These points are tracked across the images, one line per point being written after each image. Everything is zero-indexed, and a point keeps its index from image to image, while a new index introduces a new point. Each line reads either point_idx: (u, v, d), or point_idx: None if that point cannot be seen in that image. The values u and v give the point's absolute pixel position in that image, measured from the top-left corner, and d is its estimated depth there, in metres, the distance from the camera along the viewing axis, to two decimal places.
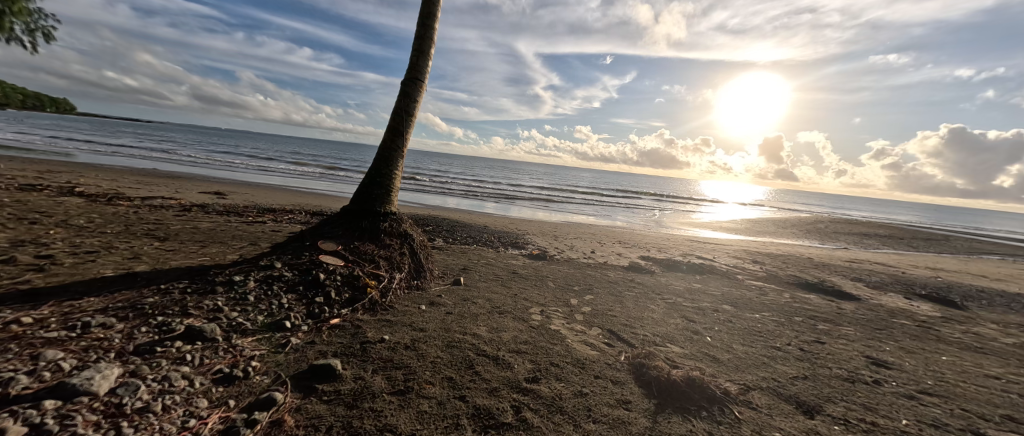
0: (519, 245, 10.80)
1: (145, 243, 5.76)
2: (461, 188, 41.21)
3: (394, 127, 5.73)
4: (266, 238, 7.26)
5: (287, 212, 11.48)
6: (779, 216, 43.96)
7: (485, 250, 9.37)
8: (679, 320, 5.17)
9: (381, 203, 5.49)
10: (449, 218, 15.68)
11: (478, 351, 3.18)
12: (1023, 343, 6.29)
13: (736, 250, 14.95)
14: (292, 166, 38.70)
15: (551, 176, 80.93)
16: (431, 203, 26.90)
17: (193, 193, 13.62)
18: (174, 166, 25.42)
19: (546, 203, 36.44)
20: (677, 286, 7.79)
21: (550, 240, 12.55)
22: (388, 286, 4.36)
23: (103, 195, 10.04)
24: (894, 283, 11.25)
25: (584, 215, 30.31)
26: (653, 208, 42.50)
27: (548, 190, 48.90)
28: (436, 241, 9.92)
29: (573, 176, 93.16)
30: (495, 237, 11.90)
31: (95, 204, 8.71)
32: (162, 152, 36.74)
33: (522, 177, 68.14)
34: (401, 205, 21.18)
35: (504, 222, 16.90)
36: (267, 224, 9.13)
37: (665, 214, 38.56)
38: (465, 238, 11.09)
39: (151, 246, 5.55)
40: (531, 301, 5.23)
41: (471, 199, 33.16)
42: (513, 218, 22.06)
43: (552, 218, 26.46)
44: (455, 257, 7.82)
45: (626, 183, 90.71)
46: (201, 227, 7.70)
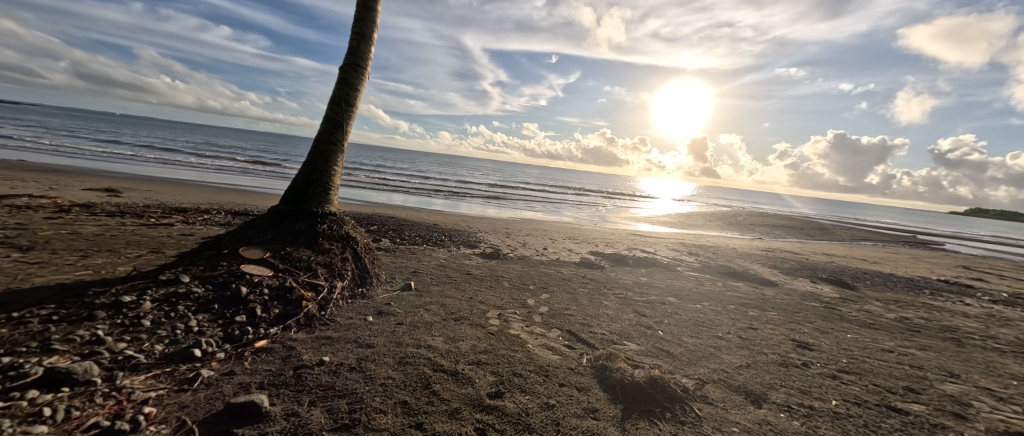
0: (471, 244, 10.51)
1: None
2: (407, 184, 39.53)
3: (333, 118, 5.12)
4: (174, 244, 6.19)
5: (202, 212, 9.99)
6: (706, 210, 48.47)
7: (436, 250, 8.95)
8: (632, 315, 5.31)
9: (318, 203, 4.90)
10: (396, 216, 14.86)
11: (434, 366, 2.89)
12: (900, 317, 7.47)
13: (673, 243, 16.09)
14: (208, 159, 34.16)
15: (500, 173, 81.03)
16: (375, 200, 25.41)
17: (73, 191, 11.29)
18: (49, 157, 21.03)
19: (496, 199, 36.38)
20: (626, 280, 8.09)
21: (502, 237, 12.41)
22: (328, 297, 3.86)
23: None
24: (802, 268, 12.85)
25: (534, 211, 30.73)
26: (598, 204, 44.47)
27: (498, 187, 48.87)
28: (381, 242, 9.25)
29: (521, 172, 94.31)
30: (445, 236, 11.47)
31: None
32: (31, 139, 30.25)
33: (471, 173, 67.37)
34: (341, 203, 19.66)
35: (454, 220, 16.41)
36: (175, 227, 7.82)
37: (608, 209, 40.54)
38: (413, 238, 10.53)
39: (6, 259, 4.39)
40: (488, 304, 5.01)
41: (419, 196, 31.96)
42: (463, 215, 21.58)
43: (503, 214, 26.42)
44: (403, 260, 7.33)
45: (571, 180, 94.03)
46: (84, 232, 6.34)
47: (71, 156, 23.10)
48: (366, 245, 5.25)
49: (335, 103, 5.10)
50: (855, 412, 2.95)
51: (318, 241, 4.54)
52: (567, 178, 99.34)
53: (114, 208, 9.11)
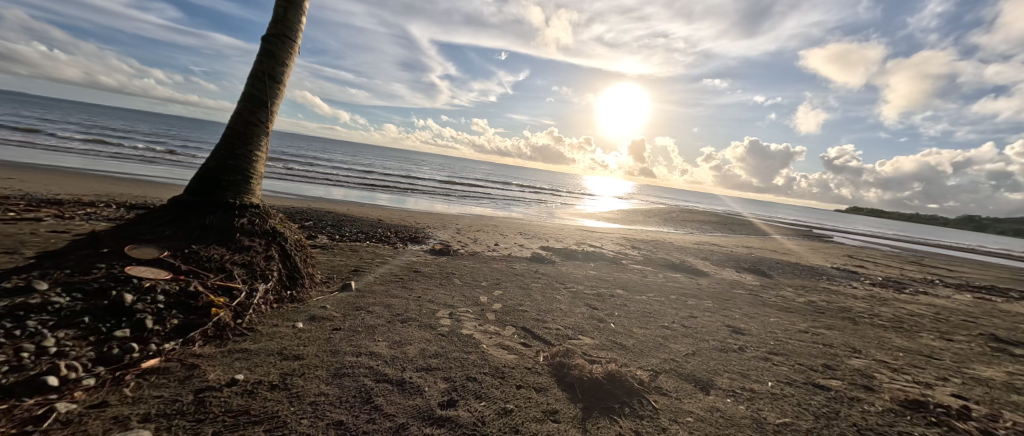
0: (420, 240, 10.00)
1: None
2: (348, 178, 36.96)
3: (254, 95, 4.41)
4: (39, 243, 4.97)
5: (85, 205, 8.28)
6: (645, 207, 51.89)
7: (380, 247, 8.33)
8: (584, 309, 5.33)
9: (234, 193, 4.20)
10: (334, 211, 13.70)
11: (377, 376, 2.55)
12: (809, 301, 8.48)
13: (618, 238, 16.86)
14: (98, 144, 28.90)
15: (449, 168, 79.40)
16: (311, 194, 23.35)
17: None
18: None
19: (445, 195, 35.47)
20: (576, 274, 8.20)
21: (452, 233, 12.02)
22: (246, 302, 3.28)
23: None
24: (728, 259, 14.17)
25: (484, 207, 30.47)
26: (546, 200, 45.45)
27: (447, 182, 47.77)
28: (318, 239, 8.41)
29: (471, 168, 93.34)
30: (391, 231, 10.79)
31: None
32: None
33: (418, 168, 65.07)
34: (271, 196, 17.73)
35: (400, 215, 15.59)
36: (44, 222, 6.37)
37: (557, 205, 41.61)
38: (355, 234, 9.74)
39: None
40: (438, 303, 4.69)
41: (361, 190, 30.04)
42: (410, 210, 20.65)
43: (452, 210, 25.80)
44: (342, 257, 6.68)
45: (520, 177, 95.21)
46: None
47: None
48: (296, 242, 4.63)
49: (257, 78, 4.40)
50: (789, 391, 3.16)
51: (234, 237, 3.87)
52: (516, 174, 100.31)
53: None
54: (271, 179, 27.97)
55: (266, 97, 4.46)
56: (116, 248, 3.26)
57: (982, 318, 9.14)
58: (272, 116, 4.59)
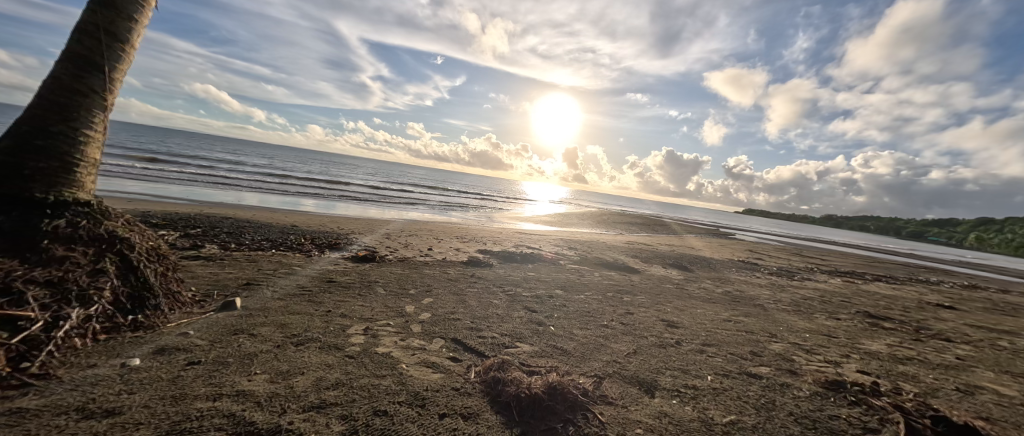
0: (340, 247, 8.85)
1: None
2: (261, 181, 32.73)
3: (79, 53, 3.24)
4: None
5: None
6: (579, 211, 54.29)
7: (288, 256, 7.14)
8: (522, 312, 4.96)
9: (44, 186, 3.03)
10: (236, 216, 11.73)
11: (238, 429, 1.83)
12: (726, 291, 9.19)
13: (555, 240, 17.06)
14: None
15: (383, 172, 75.21)
16: (211, 199, 20.04)
17: None
18: None
19: (376, 200, 33.22)
20: (515, 277, 7.85)
21: (380, 238, 10.96)
22: (44, 337, 2.27)
23: None
24: (655, 256, 15.08)
25: (419, 212, 29.08)
26: (485, 205, 45.11)
27: (380, 187, 45.01)
28: (205, 249, 6.91)
29: (405, 173, 89.61)
30: (306, 238, 9.45)
31: None
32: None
33: (346, 172, 60.47)
34: (152, 201, 14.72)
35: (321, 221, 13.94)
36: None
37: (495, 210, 41.52)
38: (258, 242, 8.29)
39: None
40: (351, 317, 3.93)
41: (277, 195, 26.71)
42: (335, 216, 18.72)
43: (384, 215, 24.15)
44: (233, 269, 5.47)
45: (458, 182, 93.88)
46: None
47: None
48: (152, 251, 3.53)
49: (84, 31, 3.24)
50: (727, 384, 3.08)
51: (38, 246, 2.74)
52: (454, 179, 98.67)
53: None
54: (156, 181, 23.47)
55: (102, 58, 3.33)
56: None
57: (853, 298, 10.77)
58: (112, 86, 3.45)
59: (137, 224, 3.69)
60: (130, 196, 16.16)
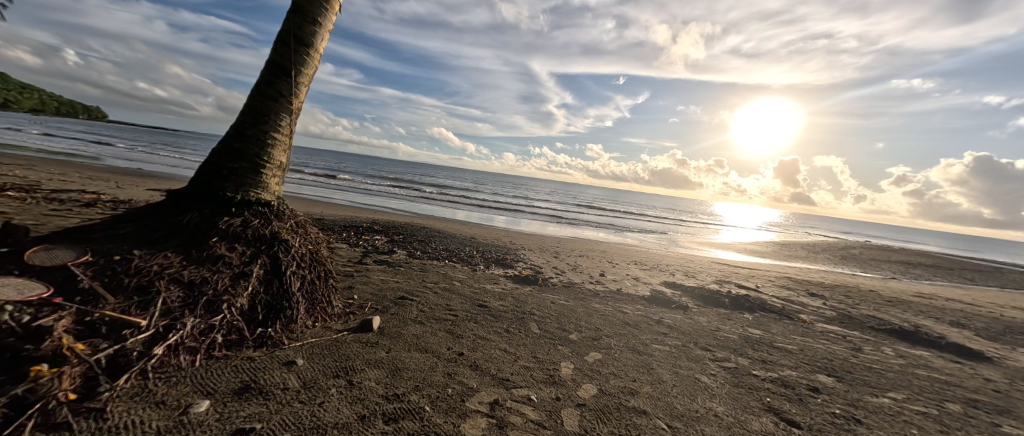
0: (506, 263, 8.35)
1: None
2: (463, 200, 39.11)
3: (275, 61, 3.43)
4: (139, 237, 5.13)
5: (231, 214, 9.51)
6: (806, 241, 40.48)
7: (455, 268, 7.02)
8: (767, 423, 2.67)
9: (235, 186, 3.20)
10: (433, 227, 13.44)
11: None
12: None
13: (779, 278, 12.20)
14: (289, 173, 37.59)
15: (562, 192, 78.55)
16: (427, 213, 24.81)
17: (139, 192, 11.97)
18: (159, 167, 24.29)
19: (552, 218, 34.05)
20: (726, 333, 5.21)
21: (548, 256, 10.11)
22: (143, 352, 1.93)
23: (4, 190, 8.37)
24: (1008, 331, 8.37)
25: (594, 232, 27.77)
26: (668, 228, 39.60)
27: (557, 206, 46.51)
28: (395, 254, 7.62)
29: (582, 193, 91.05)
30: (478, 251, 9.52)
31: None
32: (158, 153, 36.06)
33: (529, 192, 66.12)
34: (388, 213, 19.09)
35: (499, 234, 14.48)
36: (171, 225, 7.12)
37: (681, 235, 35.64)
38: (438, 251, 8.79)
39: None
40: (484, 372, 2.76)
41: (472, 211, 30.95)
42: (513, 231, 19.63)
43: (558, 233, 24.04)
44: (401, 278, 5.46)
45: (637, 202, 88.05)
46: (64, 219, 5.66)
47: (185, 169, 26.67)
48: (310, 255, 3.37)
49: (280, 40, 3.42)
50: None
51: (206, 243, 2.73)
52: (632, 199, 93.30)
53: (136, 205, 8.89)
54: (398, 198, 31.18)
55: (290, 64, 3.44)
56: (23, 248, 2.24)
57: None
58: (298, 90, 3.56)
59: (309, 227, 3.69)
60: (379, 209, 21.61)
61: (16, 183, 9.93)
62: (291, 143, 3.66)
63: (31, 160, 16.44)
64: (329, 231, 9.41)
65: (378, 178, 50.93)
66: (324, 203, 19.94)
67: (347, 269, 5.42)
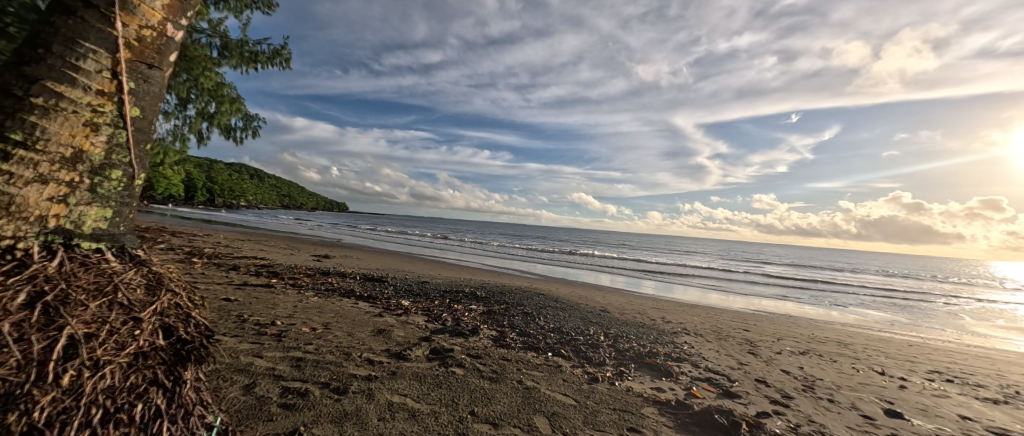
0: (656, 366, 4.66)
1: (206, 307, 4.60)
2: (600, 263, 35.20)
3: None
4: None
5: (342, 278, 9.22)
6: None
7: (555, 377, 3.90)
8: None
9: None
10: (553, 293, 10.65)
11: None
12: None
13: None
14: (440, 243, 42.01)
15: (726, 253, 64.52)
16: (558, 276, 22.30)
17: (300, 258, 13.60)
18: (347, 240, 30.16)
19: (718, 284, 26.41)
20: None
21: (737, 352, 5.74)
22: None
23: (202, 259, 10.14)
24: None
25: (790, 306, 19.46)
26: (927, 303, 25.47)
27: (722, 270, 36.97)
28: (473, 338, 5.08)
29: (754, 252, 73.26)
30: (605, 334, 6.11)
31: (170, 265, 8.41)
32: (356, 231, 46.41)
33: (681, 254, 56.42)
34: (513, 276, 17.41)
35: (644, 306, 10.40)
36: (259, 291, 6.53)
37: (962, 313, 21.97)
38: (542, 333, 5.87)
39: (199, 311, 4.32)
40: None
41: (611, 275, 26.75)
42: (664, 300, 14.89)
43: (731, 305, 17.53)
44: (426, 406, 2.75)
45: (846, 263, 64.47)
46: None
47: (367, 241, 32.37)
48: None
49: None
50: None
51: None
52: (837, 260, 69.13)
53: (269, 270, 9.27)
54: (530, 262, 29.94)
55: None
56: None
57: None
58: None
59: (101, 308, 1.42)
60: (506, 272, 20.39)
61: (222, 253, 12.29)
62: (118, 113, 1.60)
63: (267, 238, 22.04)
64: (420, 298, 7.69)
65: (515, 243, 52.44)
66: (455, 266, 19.98)
67: (351, 377, 3.08)
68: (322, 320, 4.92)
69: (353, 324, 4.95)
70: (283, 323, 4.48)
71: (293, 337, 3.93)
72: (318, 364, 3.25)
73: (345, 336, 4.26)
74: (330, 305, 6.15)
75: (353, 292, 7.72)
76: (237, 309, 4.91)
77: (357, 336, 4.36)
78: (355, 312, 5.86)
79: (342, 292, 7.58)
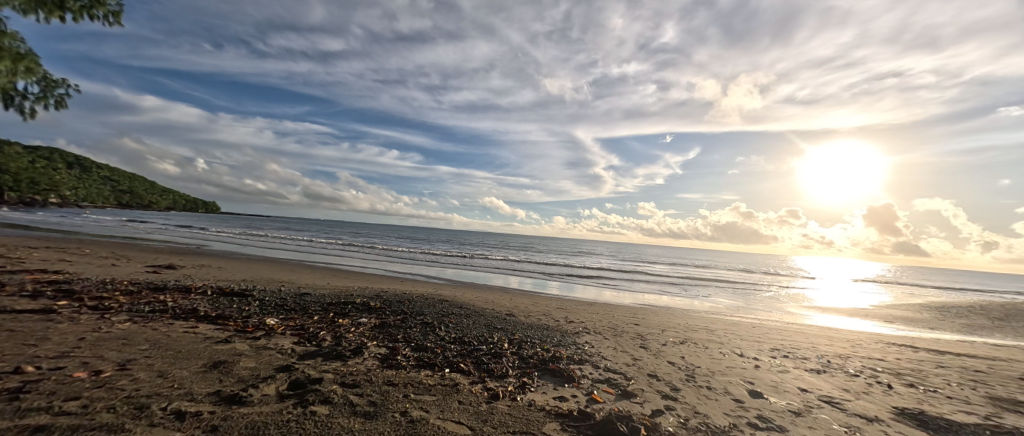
0: (558, 372, 4.47)
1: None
2: (510, 266, 35.82)
3: None
4: None
5: (186, 295, 7.16)
6: (965, 302, 30.09)
7: (449, 400, 3.35)
8: None
9: None
10: (459, 299, 10.08)
11: None
12: None
13: None
14: (338, 248, 37.71)
15: (618, 254, 72.36)
16: (467, 281, 21.75)
17: (128, 269, 10.38)
18: (211, 246, 24.75)
19: (613, 282, 29.13)
20: None
21: (631, 348, 5.98)
22: None
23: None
24: None
25: (669, 299, 22.36)
26: (760, 291, 32.11)
27: (616, 270, 41.10)
28: (353, 360, 4.20)
29: (640, 253, 83.83)
30: (510, 341, 5.79)
31: None
32: (228, 235, 38.74)
33: (582, 255, 61.28)
34: (419, 282, 16.27)
35: (549, 307, 10.54)
36: (24, 320, 4.48)
37: (782, 298, 28.23)
38: (441, 346, 5.25)
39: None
40: None
41: (520, 277, 27.31)
42: (568, 299, 15.56)
43: (624, 301, 19.30)
44: None
45: (706, 260, 78.26)
46: None
47: (241, 248, 27.11)
48: None
49: None
50: None
51: None
52: (700, 258, 83.42)
53: (60, 288, 6.66)
54: (440, 267, 28.77)
55: None
56: None
57: None
58: None
59: None
60: (412, 278, 19.06)
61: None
62: None
63: (81, 244, 16.61)
64: (294, 315, 6.34)
65: (424, 247, 50.22)
66: (352, 274, 17.86)
67: None
68: (122, 356, 3.49)
69: (175, 359, 3.62)
70: (42, 367, 2.99)
71: (47, 390, 2.58)
72: (72, 435, 2.11)
73: (151, 380, 3.02)
74: (149, 333, 4.52)
75: (196, 312, 5.95)
76: None
77: (175, 377, 3.14)
78: (187, 340, 4.39)
79: (178, 313, 5.78)
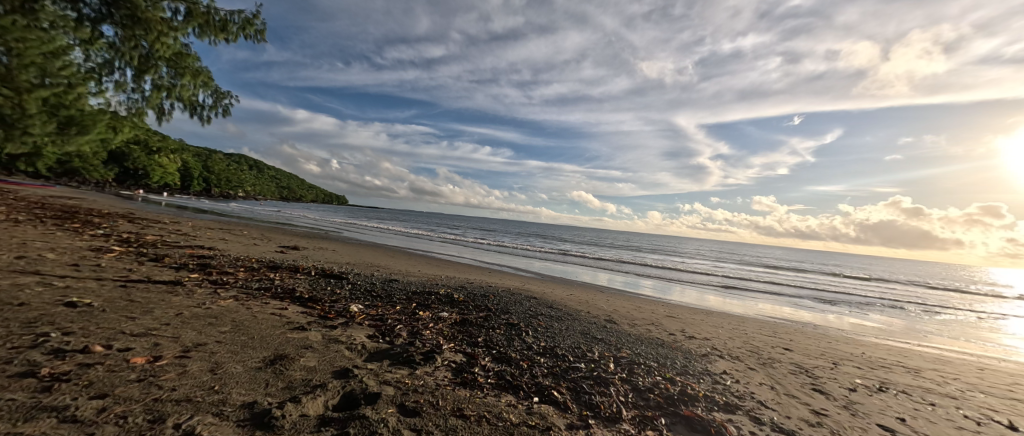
0: (699, 424, 2.99)
1: (31, 321, 3.06)
2: (601, 262, 33.56)
3: None
4: None
5: (291, 275, 7.58)
6: None
7: None
8: None
9: None
10: (548, 296, 9.03)
11: None
12: None
13: None
14: (434, 237, 40.30)
15: (728, 254, 63.04)
16: (556, 275, 20.70)
17: (263, 249, 11.97)
18: (334, 232, 28.51)
19: (726, 287, 24.81)
20: None
21: (800, 392, 4.07)
22: None
23: (132, 247, 8.53)
24: None
25: (808, 312, 17.88)
26: (946, 311, 23.99)
27: (728, 272, 35.37)
28: (420, 368, 3.41)
29: (755, 254, 71.87)
30: (615, 359, 4.45)
31: (72, 252, 6.77)
32: (348, 223, 44.76)
33: (684, 254, 54.85)
34: (507, 274, 15.80)
35: (656, 314, 8.76)
36: (151, 290, 4.87)
37: (986, 322, 20.52)
38: (527, 358, 4.20)
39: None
40: None
41: (613, 274, 25.18)
42: (674, 305, 13.27)
43: (745, 311, 15.94)
44: None
45: (848, 266, 63.30)
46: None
47: (357, 234, 30.71)
48: None
49: None
50: None
51: None
52: (840, 263, 67.84)
53: (202, 262, 7.59)
54: (527, 259, 28.30)
55: None
56: None
57: None
58: None
59: None
60: (500, 270, 18.83)
61: (167, 242, 10.64)
62: None
63: (244, 227, 20.49)
64: (378, 302, 6.05)
65: (512, 240, 50.82)
66: (444, 262, 18.37)
67: None
68: (193, 340, 3.27)
69: (241, 348, 3.27)
70: (112, 348, 2.79)
71: (88, 380, 2.28)
72: None
73: (199, 374, 2.61)
74: (239, 312, 4.48)
75: (292, 293, 6.05)
76: (65, 320, 3.24)
77: (223, 374, 2.68)
78: (267, 324, 4.17)
79: (276, 292, 5.93)
